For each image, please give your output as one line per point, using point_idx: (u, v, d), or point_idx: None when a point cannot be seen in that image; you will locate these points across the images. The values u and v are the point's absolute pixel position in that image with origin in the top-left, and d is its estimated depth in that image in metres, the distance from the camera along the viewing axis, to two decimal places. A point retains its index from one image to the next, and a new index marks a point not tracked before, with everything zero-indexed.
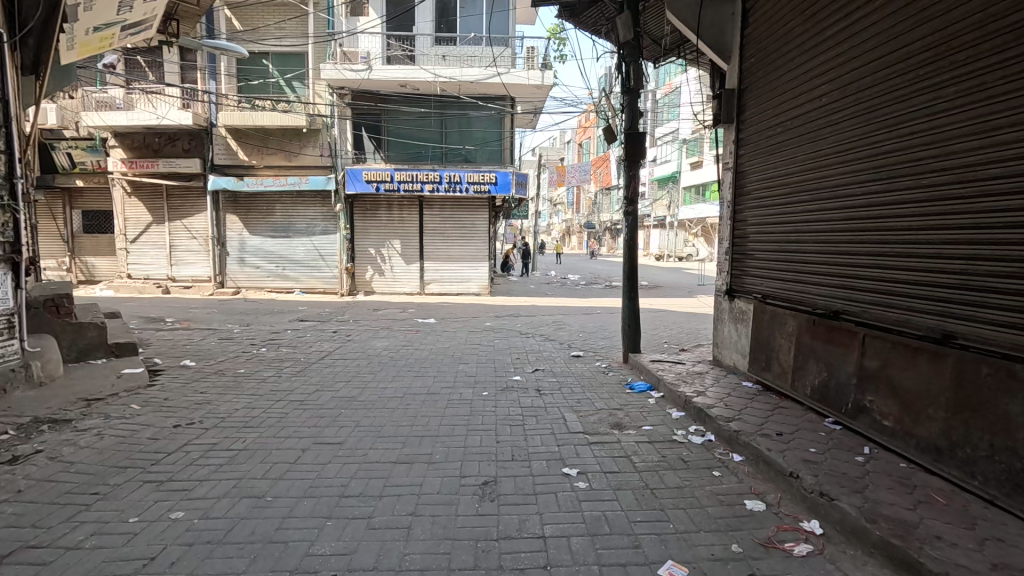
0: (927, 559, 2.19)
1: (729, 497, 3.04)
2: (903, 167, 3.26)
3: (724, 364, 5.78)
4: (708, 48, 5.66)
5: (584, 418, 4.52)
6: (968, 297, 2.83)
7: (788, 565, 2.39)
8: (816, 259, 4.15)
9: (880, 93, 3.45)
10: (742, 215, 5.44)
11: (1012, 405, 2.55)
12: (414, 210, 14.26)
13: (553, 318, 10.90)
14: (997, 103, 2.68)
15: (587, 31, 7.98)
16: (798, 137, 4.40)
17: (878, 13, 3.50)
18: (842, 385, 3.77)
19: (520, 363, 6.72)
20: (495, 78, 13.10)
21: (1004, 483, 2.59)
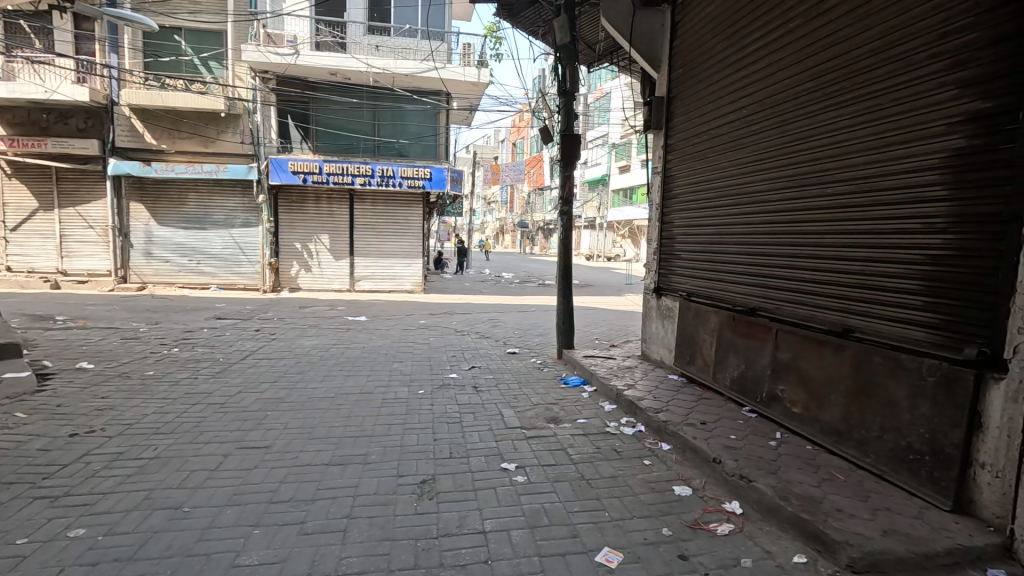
0: (831, 530, 2.43)
1: (660, 483, 3.21)
2: (813, 176, 3.59)
3: (652, 359, 6.07)
4: (640, 57, 5.91)
5: (521, 413, 4.58)
6: (865, 295, 3.17)
7: (713, 544, 2.55)
8: (736, 260, 4.47)
9: (794, 108, 3.77)
10: (670, 217, 5.75)
11: (898, 390, 2.88)
12: (344, 203, 13.72)
13: (488, 316, 10.92)
14: (891, 122, 3.01)
15: (525, 32, 8.07)
16: (721, 145, 4.71)
17: (793, 35, 3.82)
18: (758, 376, 4.09)
19: (456, 361, 6.67)
20: (432, 72, 12.89)
21: (891, 459, 2.91)
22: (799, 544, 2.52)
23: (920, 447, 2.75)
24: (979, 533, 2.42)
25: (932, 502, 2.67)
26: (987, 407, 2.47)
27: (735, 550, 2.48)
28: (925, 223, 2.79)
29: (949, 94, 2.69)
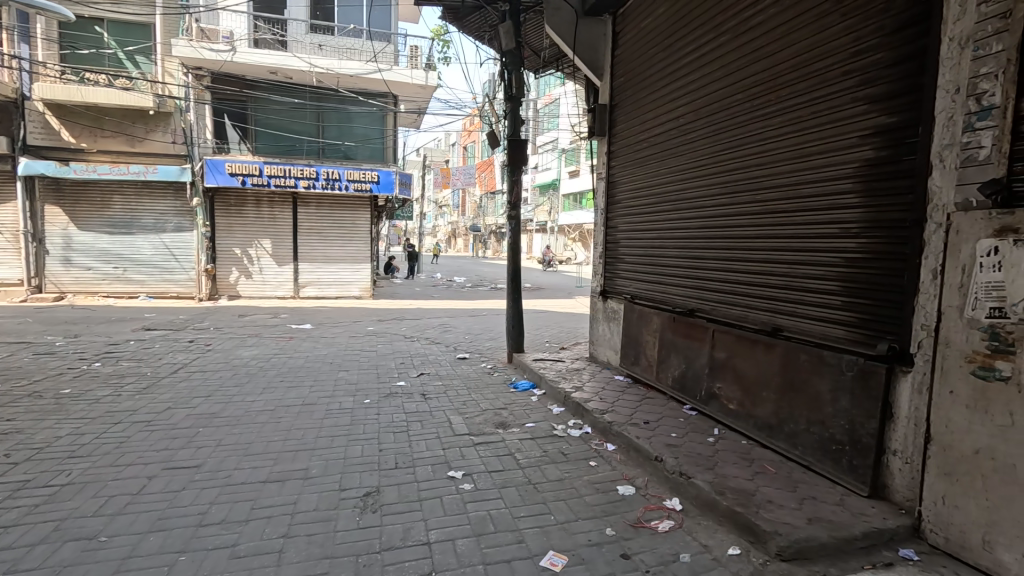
0: (762, 521, 2.55)
1: (604, 484, 3.27)
2: (743, 183, 3.78)
3: (600, 361, 6.18)
4: (584, 65, 6.03)
5: (469, 419, 4.55)
6: (791, 296, 3.35)
7: (654, 542, 2.61)
8: (676, 263, 4.63)
9: (725, 119, 3.96)
10: (614, 222, 5.89)
11: (822, 384, 3.06)
12: (287, 207, 13.22)
13: (439, 321, 10.80)
14: (811, 133, 3.20)
15: (471, 36, 8.07)
16: (660, 152, 4.88)
17: (724, 48, 4.00)
18: (697, 375, 4.26)
19: (405, 368, 6.55)
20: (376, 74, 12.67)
21: (816, 450, 3.10)
22: (733, 536, 2.63)
23: (842, 438, 2.94)
24: (891, 515, 2.60)
25: (853, 488, 2.85)
26: (897, 398, 2.66)
27: (675, 547, 2.56)
28: (843, 228, 2.99)
29: (860, 108, 2.89)
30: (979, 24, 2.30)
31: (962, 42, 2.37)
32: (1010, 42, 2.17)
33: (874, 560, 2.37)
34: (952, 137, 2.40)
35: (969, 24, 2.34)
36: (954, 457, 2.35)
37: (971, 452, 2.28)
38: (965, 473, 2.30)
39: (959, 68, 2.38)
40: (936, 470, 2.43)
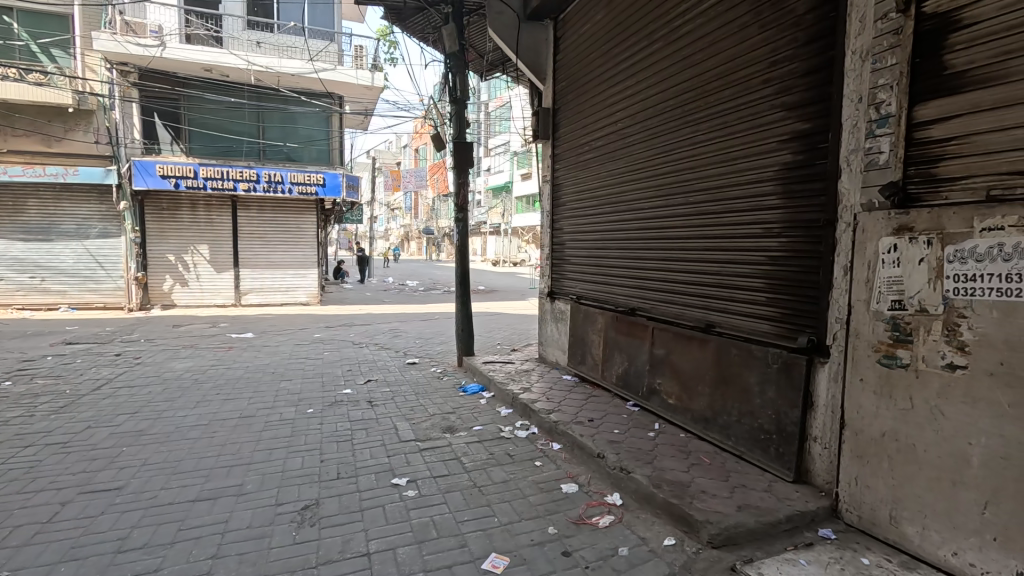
0: (695, 511, 2.65)
1: (549, 483, 3.30)
2: (677, 186, 3.93)
3: (549, 361, 6.25)
4: (527, 68, 6.10)
5: (416, 425, 4.49)
6: (722, 293, 3.50)
7: (595, 538, 2.66)
8: (618, 263, 4.75)
9: (660, 124, 4.10)
10: (560, 223, 5.98)
11: (751, 377, 3.22)
12: (226, 211, 12.62)
13: (389, 326, 10.63)
14: (737, 138, 3.36)
15: (415, 38, 7.99)
16: (602, 155, 4.98)
17: (657, 55, 4.14)
18: (639, 371, 4.37)
19: (351, 375, 6.38)
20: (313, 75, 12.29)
21: (747, 440, 3.24)
22: (669, 527, 2.72)
23: (769, 427, 3.09)
24: (813, 498, 2.77)
25: (779, 474, 3.01)
26: (816, 386, 2.83)
27: (614, 541, 2.61)
28: (766, 228, 3.15)
29: (779, 115, 3.06)
30: (877, 39, 2.49)
31: (863, 54, 2.55)
32: (903, 56, 2.37)
33: (796, 542, 2.50)
34: (857, 142, 2.59)
35: (869, 38, 2.53)
36: (864, 440, 2.53)
37: (879, 435, 2.45)
38: (874, 455, 2.48)
39: (861, 80, 2.57)
40: (850, 452, 2.60)
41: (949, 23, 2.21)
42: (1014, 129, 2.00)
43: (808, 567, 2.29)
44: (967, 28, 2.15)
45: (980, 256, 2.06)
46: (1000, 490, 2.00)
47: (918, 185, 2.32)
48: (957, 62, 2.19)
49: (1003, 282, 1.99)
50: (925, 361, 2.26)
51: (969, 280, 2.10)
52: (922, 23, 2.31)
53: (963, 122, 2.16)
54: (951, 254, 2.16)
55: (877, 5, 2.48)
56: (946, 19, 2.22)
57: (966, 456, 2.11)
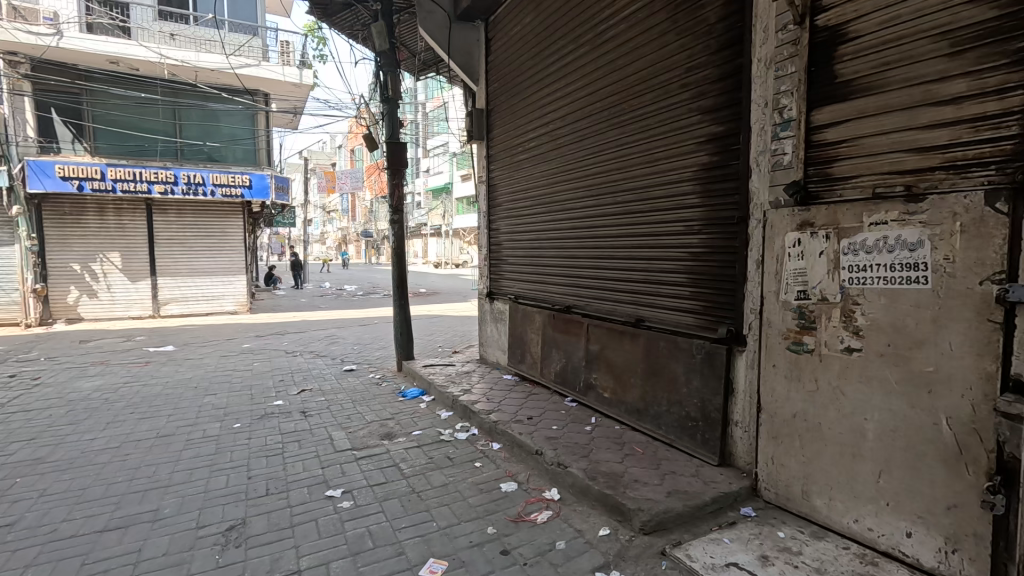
0: (628, 500, 2.74)
1: (488, 483, 3.30)
2: (606, 186, 4.05)
3: (489, 361, 6.26)
4: (459, 69, 6.08)
5: (352, 434, 4.35)
6: (649, 288, 3.65)
7: (533, 534, 2.69)
8: (553, 263, 4.84)
9: (588, 126, 4.22)
10: (496, 224, 6.00)
11: (678, 367, 3.37)
12: (140, 215, 11.69)
13: (326, 333, 10.25)
14: (659, 140, 3.51)
15: (343, 34, 7.76)
16: (534, 157, 5.06)
17: (583, 59, 4.25)
18: (576, 367, 4.47)
19: (283, 386, 6.09)
20: (228, 69, 11.55)
21: (676, 427, 3.39)
22: (604, 517, 2.79)
23: (696, 414, 3.25)
24: (735, 479, 2.94)
25: (706, 459, 3.16)
26: (736, 373, 3.01)
27: (552, 535, 2.65)
28: (687, 226, 3.31)
29: (695, 119, 3.23)
30: (778, 48, 2.68)
31: (767, 63, 2.74)
32: (800, 65, 2.56)
33: (720, 522, 2.65)
34: (764, 145, 2.77)
35: (771, 48, 2.72)
36: (777, 422, 2.71)
37: (790, 416, 2.64)
38: (787, 435, 2.66)
39: (766, 86, 2.75)
40: (766, 434, 2.78)
41: (838, 35, 2.41)
42: (894, 133, 2.22)
43: (731, 545, 2.43)
44: (853, 41, 2.36)
45: (870, 248, 2.27)
46: (891, 460, 2.21)
47: (817, 184, 2.52)
48: (845, 71, 2.39)
49: (889, 271, 2.21)
50: (827, 346, 2.45)
51: (861, 270, 2.31)
52: (816, 34, 2.50)
53: (853, 127, 2.36)
54: (846, 247, 2.36)
55: (777, 17, 2.67)
56: (836, 31, 2.42)
57: (863, 431, 2.31)
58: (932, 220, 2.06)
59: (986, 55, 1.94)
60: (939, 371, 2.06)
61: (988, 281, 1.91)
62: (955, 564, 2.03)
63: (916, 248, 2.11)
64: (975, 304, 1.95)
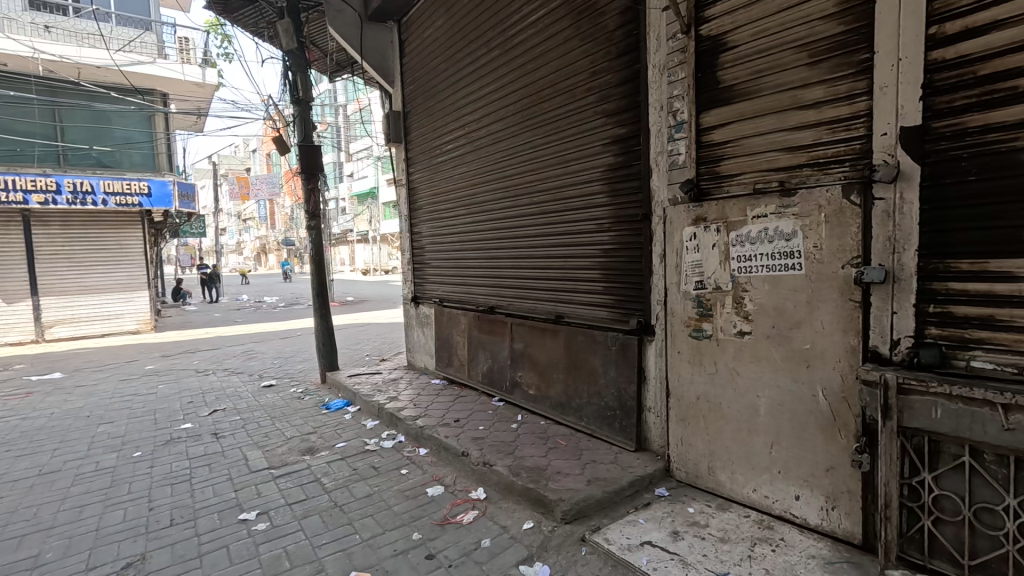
0: (550, 491, 2.80)
1: (414, 490, 3.25)
2: (523, 188, 4.14)
3: (417, 367, 6.18)
4: (373, 70, 5.93)
5: (270, 452, 4.12)
6: (565, 285, 3.77)
7: (459, 535, 2.68)
8: (476, 264, 4.86)
9: (504, 128, 4.28)
10: (418, 228, 5.93)
11: (596, 359, 3.50)
12: (15, 228, 10.35)
13: (242, 348, 9.64)
14: (568, 141, 3.64)
15: (247, 32, 7.34)
16: (454, 159, 5.05)
17: (495, 63, 4.32)
18: (502, 367, 4.52)
19: (192, 408, 5.65)
20: (114, 67, 10.54)
21: (597, 417, 3.52)
22: (528, 511, 2.84)
23: (613, 404, 3.40)
24: (650, 462, 3.10)
25: (623, 446, 3.31)
26: (647, 362, 3.17)
27: (477, 534, 2.67)
28: (598, 224, 3.45)
29: (600, 121, 3.38)
30: (669, 55, 2.86)
31: (661, 68, 2.92)
32: (688, 71, 2.76)
33: (636, 504, 2.78)
34: (662, 146, 2.95)
35: (664, 54, 2.90)
36: (684, 405, 2.89)
37: (695, 399, 2.83)
38: (693, 416, 2.85)
39: (661, 91, 2.93)
40: (675, 417, 2.96)
41: (719, 45, 2.63)
42: (769, 134, 2.45)
43: (646, 524, 2.56)
44: (732, 50, 2.58)
45: (755, 238, 2.48)
46: (780, 432, 2.43)
47: (708, 182, 2.73)
48: (727, 78, 2.61)
49: (770, 260, 2.43)
50: (723, 330, 2.65)
51: (748, 260, 2.52)
52: (700, 43, 2.71)
53: (735, 129, 2.59)
54: (734, 239, 2.56)
55: (667, 27, 2.86)
56: (717, 41, 2.64)
57: (757, 407, 2.52)
58: (802, 212, 2.29)
59: (837, 66, 2.19)
60: (815, 347, 2.29)
61: (849, 265, 2.15)
62: (835, 519, 2.27)
63: (791, 238, 2.33)
64: (839, 286, 2.19)
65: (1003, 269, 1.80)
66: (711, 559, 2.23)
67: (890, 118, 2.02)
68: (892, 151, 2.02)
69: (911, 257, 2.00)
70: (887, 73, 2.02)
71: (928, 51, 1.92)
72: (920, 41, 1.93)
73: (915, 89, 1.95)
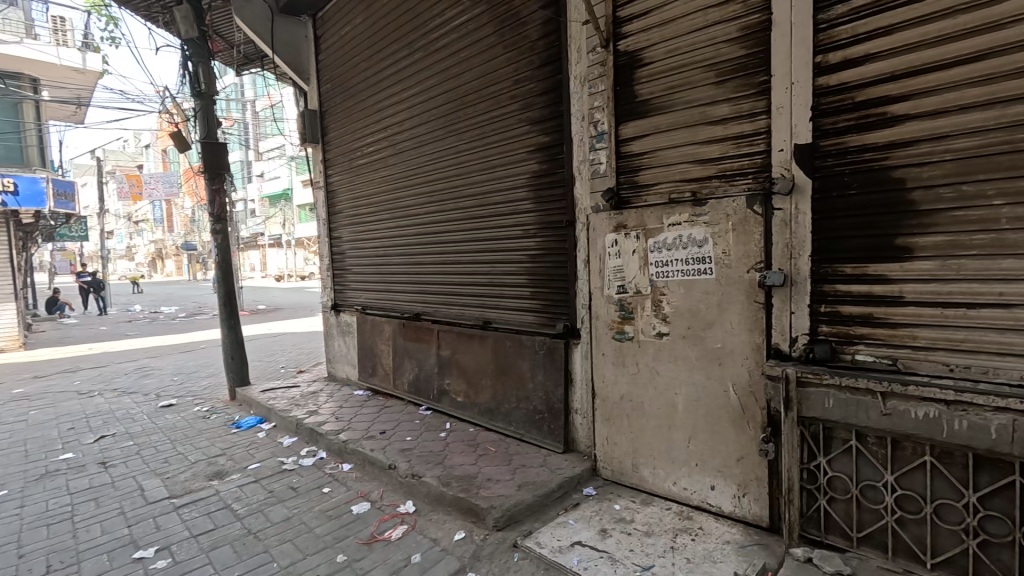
0: (480, 499, 2.78)
1: (338, 508, 3.09)
2: (447, 193, 4.09)
3: (338, 378, 5.90)
4: (285, 66, 5.58)
5: (171, 479, 3.73)
6: (493, 291, 3.76)
7: (387, 552, 2.58)
8: (400, 271, 4.73)
9: (428, 131, 4.20)
10: (338, 232, 5.68)
11: (523, 364, 3.53)
12: None
13: (135, 365, 8.66)
14: (493, 148, 3.65)
15: (138, 15, 6.66)
16: (376, 162, 4.89)
17: (417, 66, 4.23)
18: (429, 375, 4.43)
19: (74, 435, 4.98)
20: None
21: (526, 422, 3.55)
22: (459, 521, 2.80)
23: (541, 407, 3.45)
24: (578, 462, 3.17)
25: (552, 448, 3.37)
26: (573, 364, 3.25)
27: (406, 550, 2.58)
28: (524, 230, 3.49)
29: (524, 129, 3.42)
30: (589, 68, 2.96)
31: (582, 80, 3.01)
32: (608, 84, 2.88)
33: (566, 505, 2.83)
34: (584, 155, 3.04)
35: (584, 66, 3.00)
36: (609, 405, 3.00)
37: (619, 398, 2.94)
38: (617, 416, 2.95)
39: (582, 101, 3.02)
40: (600, 417, 3.05)
41: (636, 60, 2.76)
42: (682, 147, 2.60)
43: (575, 525, 2.61)
44: (647, 66, 2.72)
45: (671, 245, 2.63)
46: (696, 426, 2.58)
47: (628, 190, 2.85)
48: (643, 91, 2.75)
49: (685, 265, 2.58)
50: (644, 332, 2.78)
51: (665, 265, 2.66)
52: (618, 58, 2.84)
53: (651, 141, 2.73)
54: (652, 245, 2.70)
55: (587, 40, 2.95)
56: (634, 56, 2.77)
57: (675, 404, 2.66)
58: (712, 220, 2.46)
59: (739, 86, 2.38)
60: (725, 346, 2.46)
61: (753, 270, 2.34)
62: (745, 505, 2.44)
63: (702, 245, 2.50)
64: (745, 289, 2.37)
65: (879, 273, 2.03)
66: (637, 554, 2.31)
67: (785, 136, 2.23)
68: (788, 166, 2.22)
69: (805, 262, 2.21)
70: (782, 95, 2.23)
71: (815, 77, 2.13)
72: (808, 68, 2.14)
73: (805, 111, 2.17)
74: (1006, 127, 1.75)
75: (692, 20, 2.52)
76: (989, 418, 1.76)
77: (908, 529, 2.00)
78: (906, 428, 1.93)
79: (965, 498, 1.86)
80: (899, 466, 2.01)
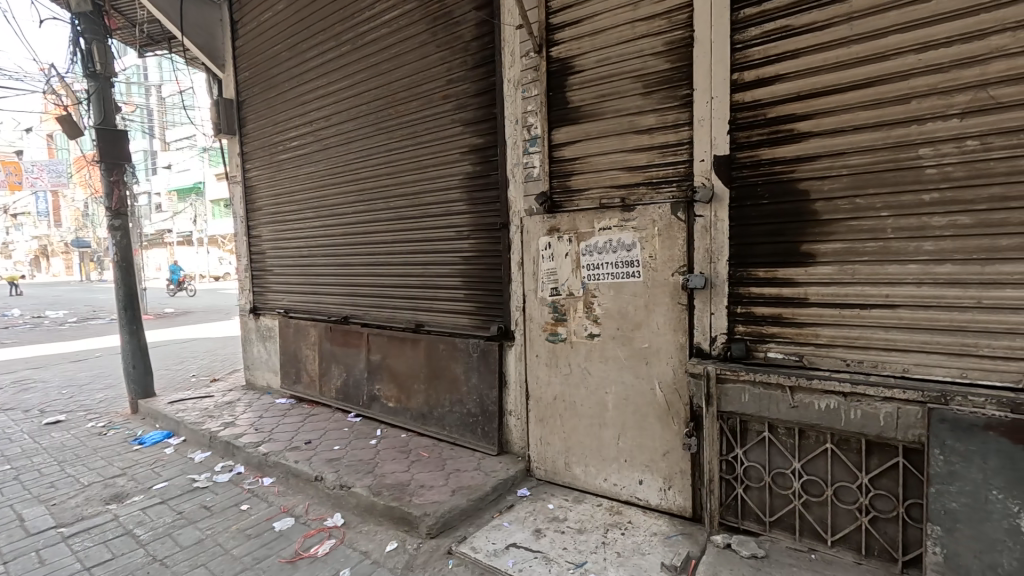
0: (414, 507, 2.71)
1: (257, 526, 2.89)
2: (377, 192, 3.96)
3: (258, 386, 5.53)
4: (197, 49, 5.16)
5: (58, 506, 3.31)
6: (426, 293, 3.68)
7: (313, 570, 2.45)
8: (326, 272, 4.52)
9: (356, 128, 4.04)
10: (257, 230, 5.33)
11: (457, 367, 3.49)
12: None
13: (12, 378, 7.62)
14: (425, 148, 3.58)
15: None
16: (299, 158, 4.64)
17: (344, 59, 4.06)
18: (358, 380, 4.27)
19: None
20: None
21: (460, 425, 3.51)
22: (391, 531, 2.71)
23: (475, 410, 3.42)
24: (512, 464, 3.18)
25: (486, 450, 3.36)
26: (507, 366, 3.26)
27: (334, 566, 2.46)
28: (458, 231, 3.45)
29: (458, 130, 3.38)
30: (523, 72, 2.99)
31: (516, 83, 3.03)
32: (541, 88, 2.92)
33: (500, 507, 2.83)
34: (517, 158, 3.07)
35: (518, 70, 3.01)
36: (542, 405, 3.04)
37: (552, 399, 2.98)
38: (550, 416, 3.00)
39: (516, 105, 3.04)
40: (534, 418, 3.09)
41: (567, 67, 2.82)
42: (612, 154, 2.69)
43: (510, 527, 2.61)
44: (578, 74, 2.79)
45: (602, 248, 2.70)
46: (625, 424, 2.68)
47: (560, 195, 2.91)
48: (575, 98, 2.81)
49: (614, 268, 2.66)
50: (576, 333, 2.84)
51: (596, 268, 2.73)
52: (551, 64, 2.88)
53: (583, 147, 2.80)
54: (584, 248, 2.76)
55: (520, 44, 2.98)
56: (566, 63, 2.83)
57: (606, 402, 2.74)
58: (640, 225, 2.56)
59: (664, 98, 2.50)
60: (652, 346, 2.57)
61: (677, 273, 2.46)
62: (670, 497, 2.56)
63: (631, 249, 2.59)
64: (670, 291, 2.49)
65: (788, 276, 2.21)
66: (571, 551, 2.36)
67: (706, 147, 2.37)
68: (708, 176, 2.36)
69: (723, 266, 2.36)
70: (703, 108, 2.36)
71: (732, 93, 2.28)
72: (726, 84, 2.29)
73: (723, 125, 2.31)
74: (891, 147, 1.96)
75: (620, 32, 2.62)
76: (878, 407, 1.96)
77: (812, 510, 2.19)
78: (811, 418, 2.11)
79: (859, 479, 2.06)
80: (805, 454, 2.19)
